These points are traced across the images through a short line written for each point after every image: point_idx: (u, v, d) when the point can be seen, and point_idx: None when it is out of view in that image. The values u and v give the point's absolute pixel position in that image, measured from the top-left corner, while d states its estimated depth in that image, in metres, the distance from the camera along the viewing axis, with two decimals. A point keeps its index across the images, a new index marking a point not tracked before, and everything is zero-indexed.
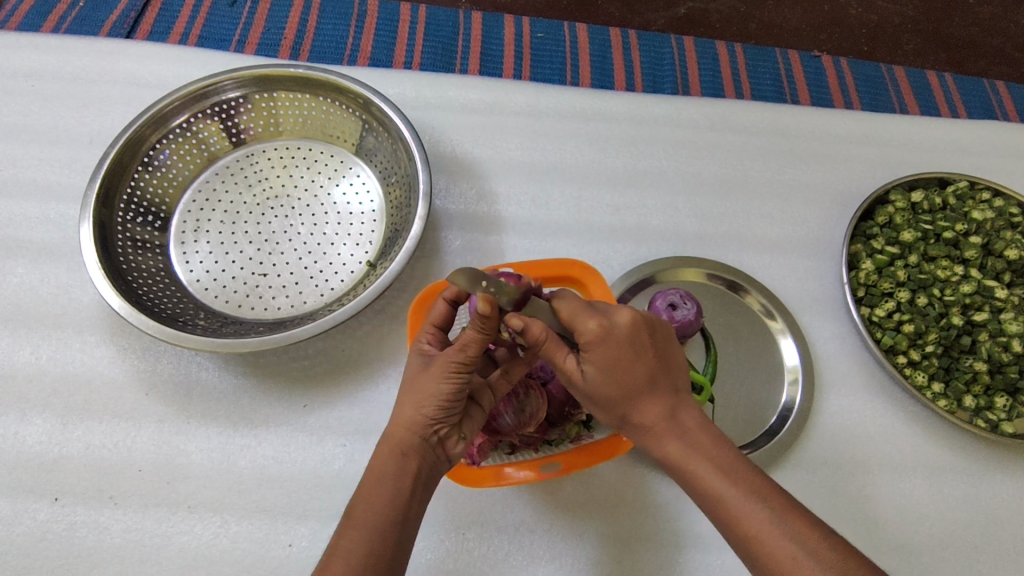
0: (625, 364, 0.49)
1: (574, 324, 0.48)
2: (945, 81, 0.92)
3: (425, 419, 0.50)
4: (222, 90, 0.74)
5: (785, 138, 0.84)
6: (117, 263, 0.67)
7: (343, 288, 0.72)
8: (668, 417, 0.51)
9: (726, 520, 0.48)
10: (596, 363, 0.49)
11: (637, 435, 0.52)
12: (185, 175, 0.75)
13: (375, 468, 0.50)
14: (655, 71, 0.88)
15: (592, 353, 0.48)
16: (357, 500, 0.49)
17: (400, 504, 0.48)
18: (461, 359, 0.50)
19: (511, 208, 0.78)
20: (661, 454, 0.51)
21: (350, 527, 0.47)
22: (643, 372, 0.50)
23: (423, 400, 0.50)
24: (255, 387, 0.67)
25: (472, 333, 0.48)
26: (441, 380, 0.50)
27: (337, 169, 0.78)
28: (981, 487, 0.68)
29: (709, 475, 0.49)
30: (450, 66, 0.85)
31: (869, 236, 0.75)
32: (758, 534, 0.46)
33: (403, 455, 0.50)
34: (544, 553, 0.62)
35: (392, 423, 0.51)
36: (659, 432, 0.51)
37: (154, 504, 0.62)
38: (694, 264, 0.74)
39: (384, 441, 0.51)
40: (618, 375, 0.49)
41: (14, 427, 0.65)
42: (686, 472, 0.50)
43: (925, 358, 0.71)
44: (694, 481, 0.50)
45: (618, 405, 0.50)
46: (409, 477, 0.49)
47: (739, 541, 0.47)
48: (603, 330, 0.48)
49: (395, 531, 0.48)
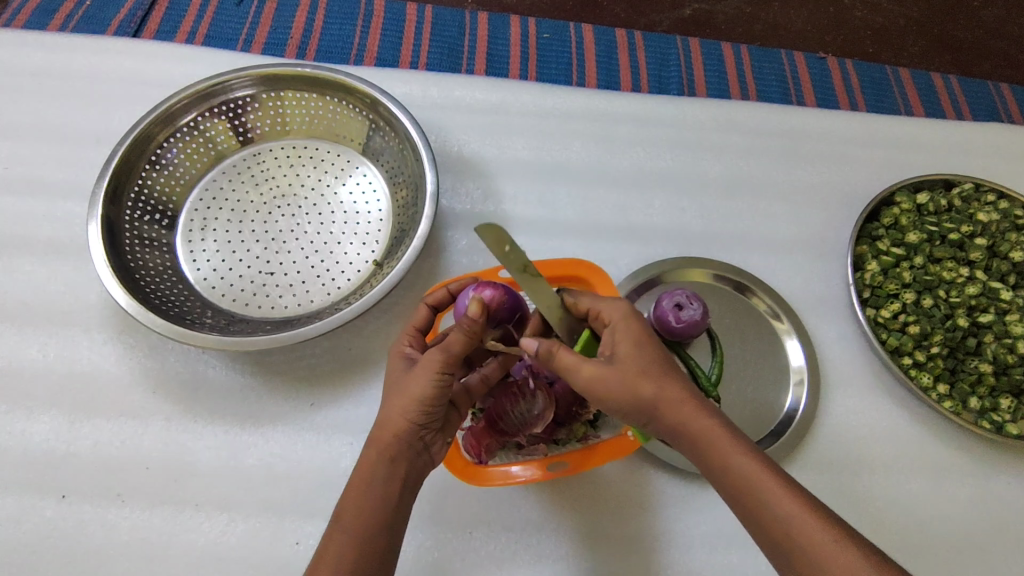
0: (652, 348, 0.52)
1: (601, 308, 0.53)
2: (950, 84, 0.93)
3: (410, 422, 0.50)
4: (230, 89, 0.74)
5: (791, 139, 0.85)
6: (125, 261, 0.67)
7: (349, 287, 0.72)
8: (697, 398, 0.50)
9: (760, 500, 0.46)
10: (627, 340, 0.51)
11: (664, 415, 0.50)
12: (192, 174, 0.75)
13: (362, 472, 0.50)
14: (661, 72, 0.89)
15: (622, 331, 0.52)
16: (345, 505, 0.49)
17: (388, 507, 0.49)
18: (443, 361, 0.51)
19: (518, 208, 0.78)
20: (691, 432, 0.49)
21: (337, 533, 0.48)
22: (670, 358, 0.52)
23: (407, 402, 0.50)
24: (262, 386, 0.68)
25: (457, 334, 0.51)
26: (424, 383, 0.50)
27: (344, 168, 0.78)
28: (986, 489, 0.68)
29: (741, 453, 0.48)
30: (456, 66, 0.85)
31: (875, 237, 0.76)
32: (794, 513, 0.45)
33: (389, 459, 0.50)
34: (551, 553, 0.62)
35: (378, 426, 0.51)
36: (691, 409, 0.49)
37: (161, 502, 0.63)
38: (700, 265, 0.74)
39: (369, 445, 0.51)
40: (647, 353, 0.51)
41: (21, 424, 0.65)
42: (718, 451, 0.48)
43: (931, 360, 0.71)
44: (725, 461, 0.48)
45: (650, 382, 0.50)
46: (396, 480, 0.49)
47: (773, 522, 0.46)
48: (633, 313, 0.53)
49: (384, 535, 0.48)
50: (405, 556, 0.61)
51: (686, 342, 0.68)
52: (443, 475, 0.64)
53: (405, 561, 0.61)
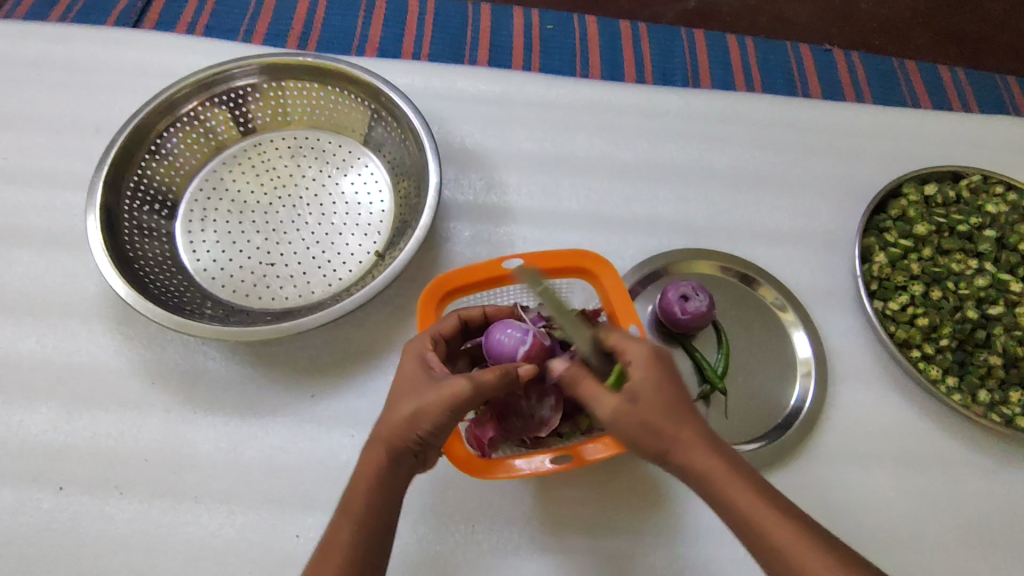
0: (669, 386, 0.49)
1: (626, 347, 0.51)
2: (957, 76, 0.92)
3: (416, 438, 0.48)
4: (231, 79, 0.73)
5: (796, 131, 0.84)
6: (124, 250, 0.66)
7: (351, 278, 0.71)
8: (706, 436, 0.48)
9: (770, 543, 0.45)
10: (649, 382, 0.49)
11: (675, 457, 0.48)
12: (192, 164, 0.75)
13: (362, 475, 0.49)
14: (665, 63, 0.88)
15: (643, 371, 0.49)
16: (346, 508, 0.48)
17: (385, 522, 0.48)
18: (467, 398, 0.48)
19: (521, 199, 0.77)
20: (700, 475, 0.47)
21: (337, 536, 0.48)
22: (681, 395, 0.49)
23: (415, 421, 0.48)
24: (262, 377, 0.67)
25: (494, 380, 0.49)
26: (438, 411, 0.47)
27: (345, 159, 0.77)
28: (995, 482, 0.68)
29: (749, 493, 0.46)
30: (458, 57, 0.85)
31: (882, 229, 0.74)
32: (804, 555, 0.44)
33: (389, 472, 0.48)
34: (555, 547, 0.61)
35: (383, 429, 0.49)
36: (700, 449, 0.48)
37: (159, 494, 0.62)
38: (706, 257, 0.73)
39: (371, 447, 0.49)
40: (664, 395, 0.49)
41: (18, 416, 0.64)
42: (726, 492, 0.47)
43: (939, 352, 0.70)
44: (733, 503, 0.46)
45: (666, 425, 0.48)
46: (395, 493, 0.49)
47: (783, 564, 0.45)
48: (655, 353, 0.50)
49: (379, 548, 0.48)
50: (406, 549, 0.60)
51: (692, 334, 0.68)
52: (446, 468, 0.63)
53: (407, 554, 0.60)
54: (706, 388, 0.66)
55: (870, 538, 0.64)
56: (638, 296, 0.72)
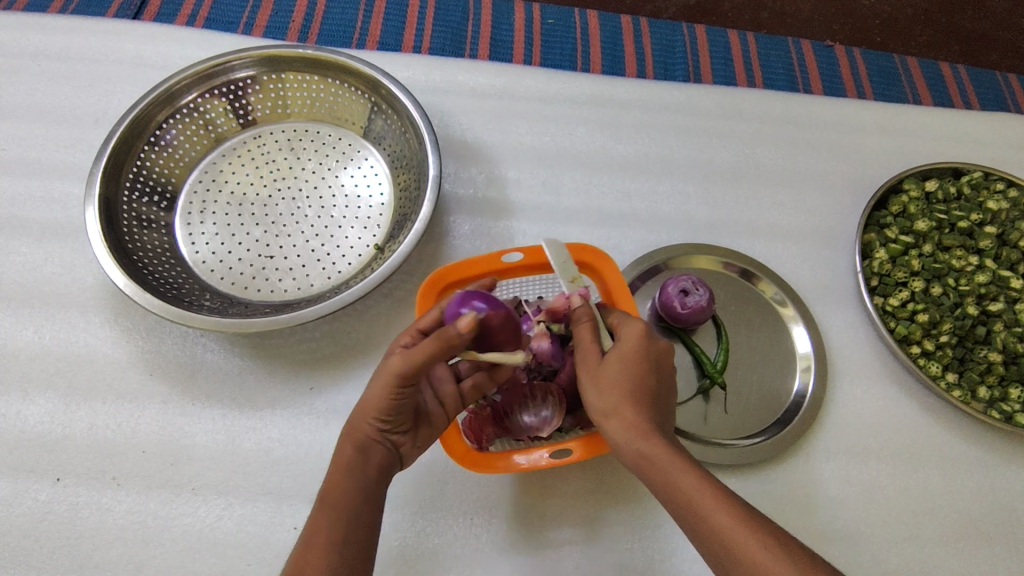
0: (640, 366, 0.51)
1: (620, 326, 0.54)
2: (958, 73, 0.91)
3: (375, 423, 0.52)
4: (231, 70, 0.73)
5: (797, 127, 0.83)
6: (122, 241, 0.66)
7: (350, 271, 0.71)
8: (649, 420, 0.49)
9: (704, 523, 0.45)
10: (621, 355, 0.51)
11: (613, 433, 0.50)
12: (191, 156, 0.74)
13: (335, 471, 0.51)
14: (667, 58, 0.87)
15: (621, 343, 0.51)
16: (324, 498, 0.49)
17: (366, 504, 0.50)
18: (409, 374, 0.50)
19: (521, 193, 0.77)
20: (635, 453, 0.48)
21: (318, 523, 0.48)
22: (648, 377, 0.51)
23: (371, 407, 0.51)
24: (260, 369, 0.67)
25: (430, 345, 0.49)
26: (384, 390, 0.50)
27: (346, 152, 0.77)
28: (994, 478, 0.67)
29: (686, 474, 0.46)
30: (459, 50, 0.84)
31: (883, 225, 0.74)
32: (738, 533, 0.43)
33: (360, 460, 0.51)
34: (553, 541, 0.61)
35: (348, 429, 0.53)
36: (639, 429, 0.49)
37: (157, 486, 0.62)
38: (707, 252, 0.73)
39: (340, 446, 0.52)
40: (629, 372, 0.50)
41: (15, 406, 0.64)
42: (661, 471, 0.47)
43: (940, 348, 0.70)
44: (668, 482, 0.47)
45: (612, 398, 0.50)
46: (370, 476, 0.51)
47: (719, 541, 0.44)
48: (639, 334, 0.52)
49: (364, 527, 0.49)
50: (405, 542, 0.60)
51: (692, 328, 0.68)
52: (444, 461, 0.63)
53: (406, 547, 0.60)
54: (706, 382, 0.66)
55: (869, 533, 0.64)
56: (637, 291, 0.72)
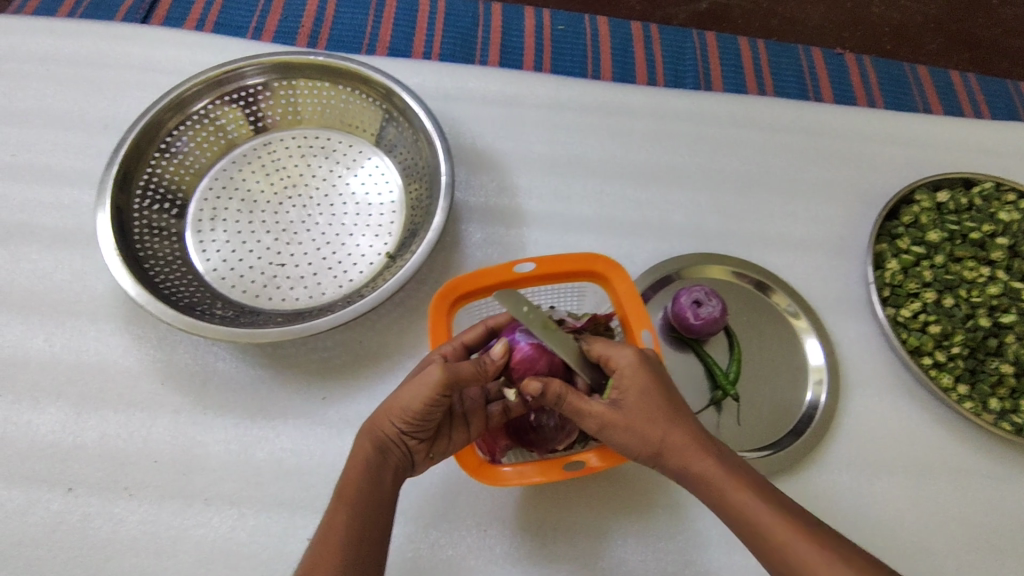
0: (659, 389, 0.50)
1: (610, 356, 0.51)
2: (968, 82, 0.91)
3: (396, 426, 0.51)
4: (243, 77, 0.73)
5: (808, 136, 0.83)
6: (134, 249, 0.66)
7: (362, 279, 0.70)
8: (699, 440, 0.50)
9: (770, 543, 0.46)
10: (634, 388, 0.50)
11: (669, 461, 0.50)
12: (202, 163, 0.74)
13: (352, 468, 0.51)
14: (677, 65, 0.87)
15: (627, 378, 0.50)
16: (341, 494, 0.50)
17: (379, 506, 0.50)
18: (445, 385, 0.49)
19: (533, 202, 0.77)
20: (694, 477, 0.50)
21: (335, 518, 0.49)
22: (670, 397, 0.50)
23: (398, 409, 0.51)
24: (272, 378, 0.66)
25: (470, 368, 0.51)
26: (415, 397, 0.50)
27: (356, 159, 0.77)
28: (1006, 490, 0.67)
29: (747, 495, 0.48)
30: (469, 56, 0.84)
31: (895, 235, 0.74)
32: (801, 550, 0.45)
33: (376, 461, 0.51)
34: (566, 553, 0.61)
35: (369, 424, 0.53)
36: (687, 458, 0.49)
37: (169, 496, 0.61)
38: (720, 262, 0.73)
39: (360, 441, 0.53)
40: (652, 398, 0.50)
41: (27, 415, 0.64)
42: (718, 493, 0.49)
43: (951, 360, 0.70)
44: (730, 504, 0.48)
45: (655, 429, 0.50)
46: (383, 480, 0.51)
47: (784, 560, 0.46)
48: (637, 359, 0.50)
49: (375, 530, 0.50)
50: (418, 554, 0.60)
51: (702, 341, 0.68)
52: (457, 471, 0.63)
53: (419, 558, 0.60)
54: (719, 393, 0.66)
55: (881, 546, 0.64)
56: (650, 301, 0.72)
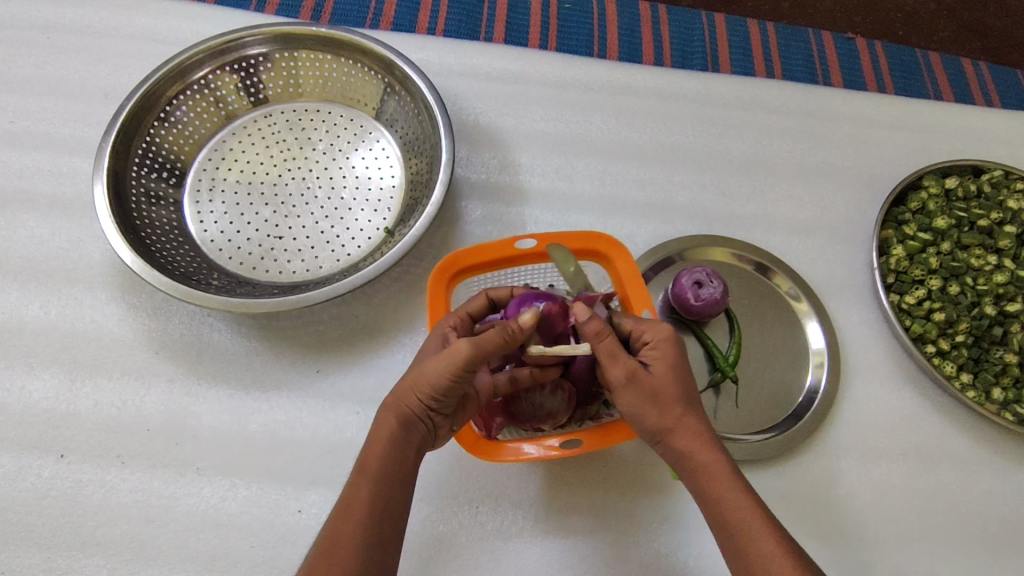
0: (685, 372, 0.50)
1: (646, 326, 0.51)
2: (980, 70, 0.90)
3: (426, 401, 0.50)
4: (244, 47, 0.72)
5: (816, 121, 0.82)
6: (129, 216, 0.65)
7: (360, 254, 0.70)
8: (707, 433, 0.49)
9: (751, 548, 0.46)
10: (664, 360, 0.49)
11: (675, 441, 0.49)
12: (201, 133, 0.73)
13: (377, 441, 0.49)
14: (685, 46, 0.85)
15: (660, 349, 0.49)
16: (362, 470, 0.48)
17: (401, 482, 0.49)
18: (476, 362, 0.48)
19: (535, 180, 0.76)
20: (697, 464, 0.49)
21: (355, 496, 0.47)
22: (693, 382, 0.50)
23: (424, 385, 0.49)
24: (267, 350, 0.66)
25: (494, 334, 0.49)
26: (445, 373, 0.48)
27: (357, 133, 0.76)
28: (1004, 480, 0.67)
29: (743, 495, 0.47)
30: (474, 32, 0.83)
31: (901, 221, 0.73)
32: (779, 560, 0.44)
33: (401, 436, 0.49)
34: (559, 532, 0.61)
35: (394, 398, 0.50)
36: (697, 441, 0.49)
37: (161, 465, 0.61)
38: (721, 244, 0.72)
39: (383, 413, 0.50)
40: (680, 376, 0.49)
41: (20, 381, 0.64)
42: (715, 481, 0.48)
43: (954, 348, 0.69)
44: (724, 499, 0.47)
45: (675, 406, 0.49)
46: (408, 456, 0.50)
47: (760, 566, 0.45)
48: (676, 335, 0.50)
49: (397, 506, 0.48)
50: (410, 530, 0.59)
51: (701, 323, 0.68)
52: (451, 449, 0.63)
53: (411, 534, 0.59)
54: (717, 375, 0.65)
55: (877, 533, 0.63)
56: (650, 282, 0.71)
